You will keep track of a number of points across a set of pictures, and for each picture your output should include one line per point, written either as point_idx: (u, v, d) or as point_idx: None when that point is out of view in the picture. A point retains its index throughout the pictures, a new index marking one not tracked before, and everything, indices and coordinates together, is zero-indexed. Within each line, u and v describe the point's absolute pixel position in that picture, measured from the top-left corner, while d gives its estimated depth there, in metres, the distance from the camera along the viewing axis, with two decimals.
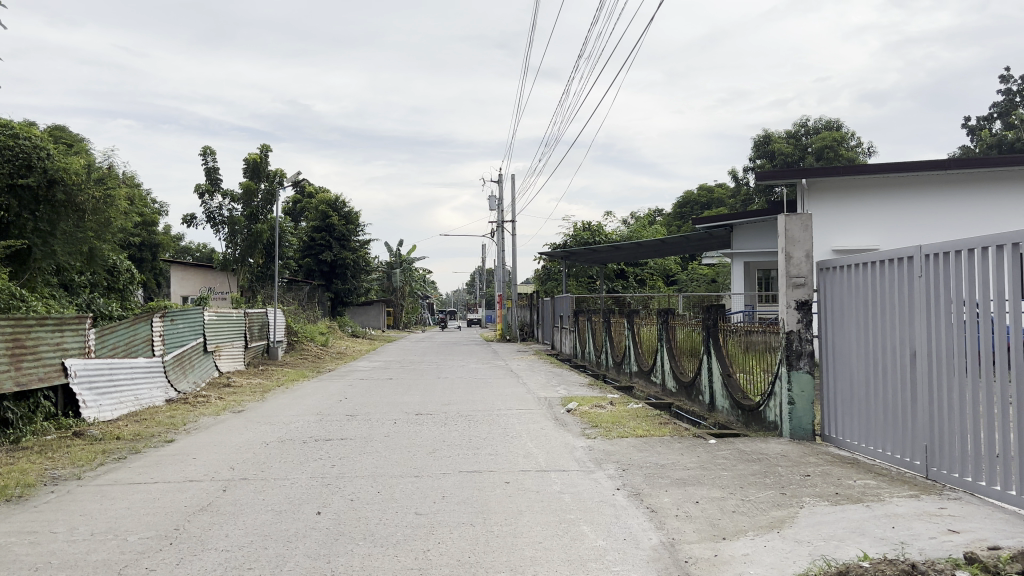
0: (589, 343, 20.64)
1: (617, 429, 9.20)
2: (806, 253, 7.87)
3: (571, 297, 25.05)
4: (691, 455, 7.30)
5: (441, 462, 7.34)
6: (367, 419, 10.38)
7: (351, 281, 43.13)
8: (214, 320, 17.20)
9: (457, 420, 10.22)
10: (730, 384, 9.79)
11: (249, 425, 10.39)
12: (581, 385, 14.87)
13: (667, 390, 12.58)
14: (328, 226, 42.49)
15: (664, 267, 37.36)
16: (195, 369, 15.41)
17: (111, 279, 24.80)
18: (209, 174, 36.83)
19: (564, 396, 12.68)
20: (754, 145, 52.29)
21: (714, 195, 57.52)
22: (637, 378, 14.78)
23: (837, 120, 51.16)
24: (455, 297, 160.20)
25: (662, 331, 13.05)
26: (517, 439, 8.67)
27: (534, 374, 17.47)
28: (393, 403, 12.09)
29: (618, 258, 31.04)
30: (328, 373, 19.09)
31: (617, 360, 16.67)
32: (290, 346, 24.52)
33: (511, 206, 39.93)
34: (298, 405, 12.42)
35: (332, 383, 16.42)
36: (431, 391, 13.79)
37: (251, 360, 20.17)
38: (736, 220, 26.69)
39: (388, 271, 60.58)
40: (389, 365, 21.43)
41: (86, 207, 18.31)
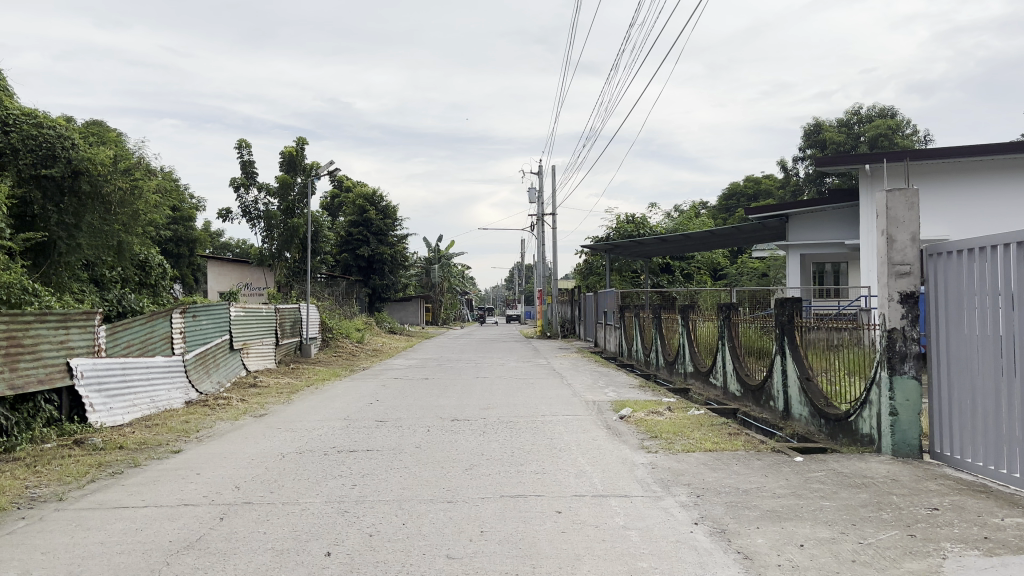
0: (636, 341, 19.45)
1: (681, 442, 8.00)
2: (911, 236, 6.63)
3: (616, 291, 23.85)
4: (776, 478, 6.12)
5: (478, 482, 6.24)
6: (397, 426, 9.31)
7: (388, 276, 42.34)
8: (241, 317, 16.33)
9: (497, 429, 9.11)
10: (809, 390, 8.55)
11: (268, 432, 9.39)
12: (631, 386, 13.70)
13: (729, 394, 11.38)
14: (365, 221, 41.69)
15: (711, 261, 35.96)
16: (219, 368, 14.55)
17: (143, 275, 24.16)
18: (244, 168, 36.24)
19: (614, 400, 11.51)
20: (804, 135, 50.55)
21: (762, 186, 55.79)
22: (693, 379, 13.60)
23: (892, 108, 49.11)
24: (494, 293, 159.44)
25: (722, 328, 11.83)
26: (567, 452, 7.54)
27: (579, 374, 16.33)
28: (427, 407, 11.01)
29: (665, 251, 29.76)
30: (362, 371, 18.16)
31: (669, 360, 15.50)
32: (325, 343, 23.66)
33: (551, 198, 38.77)
34: (325, 408, 11.41)
35: (364, 383, 15.45)
36: (470, 394, 12.70)
37: (282, 358, 19.31)
38: (791, 210, 25.27)
39: (427, 266, 59.78)
40: (425, 363, 20.46)
41: (112, 198, 17.13)
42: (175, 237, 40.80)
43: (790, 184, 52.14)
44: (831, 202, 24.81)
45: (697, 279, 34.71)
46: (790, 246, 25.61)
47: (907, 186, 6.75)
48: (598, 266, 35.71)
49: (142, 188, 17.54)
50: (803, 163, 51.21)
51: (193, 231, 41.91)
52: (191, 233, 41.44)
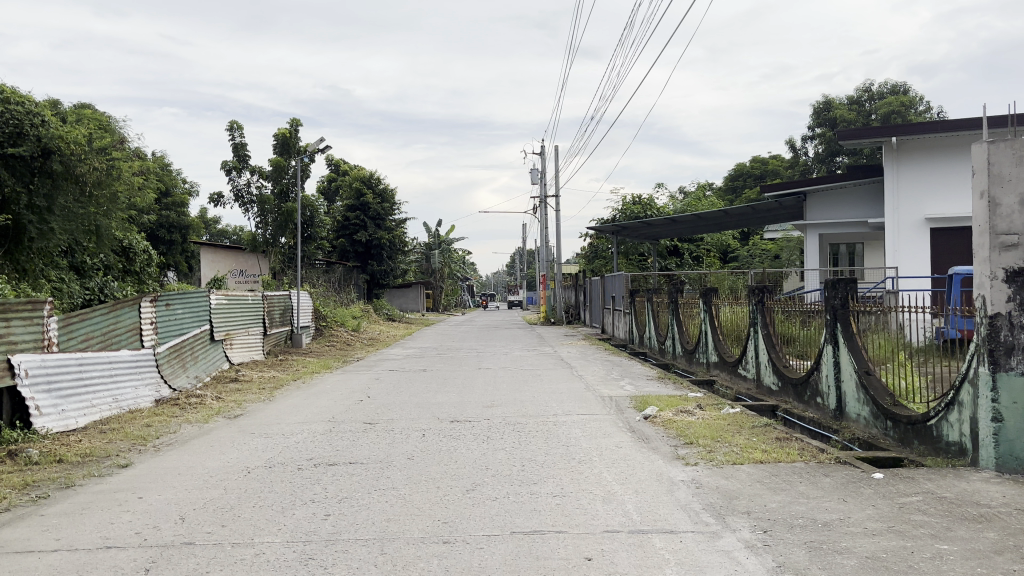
0: (649, 327, 18.16)
1: (722, 451, 6.73)
2: (1020, 199, 5.36)
3: (625, 275, 22.54)
4: (859, 503, 4.84)
5: (483, 513, 4.96)
6: (388, 432, 8.03)
7: (387, 262, 41.06)
8: (223, 305, 15.04)
9: (503, 433, 7.84)
10: (870, 385, 7.26)
11: (238, 439, 8.11)
12: (649, 378, 12.43)
13: (764, 388, 10.10)
14: (362, 205, 40.38)
15: (721, 243, 34.69)
16: (199, 362, 13.28)
17: (126, 261, 22.90)
18: (236, 150, 34.87)
19: (634, 395, 10.24)
20: (813, 113, 49.19)
21: (769, 166, 54.47)
22: (718, 370, 12.33)
23: (904, 84, 47.59)
24: (496, 278, 158.20)
25: (754, 314, 10.58)
26: (589, 466, 6.26)
27: (590, 364, 15.09)
28: (424, 406, 9.73)
29: (675, 233, 28.47)
30: (355, 362, 16.91)
31: (687, 349, 14.22)
32: (318, 332, 22.41)
33: (554, 180, 37.40)
34: (308, 407, 10.12)
35: (356, 376, 14.19)
36: (472, 388, 11.44)
37: (271, 348, 18.06)
38: (809, 187, 23.92)
39: (426, 252, 58.46)
40: (424, 353, 19.18)
41: (87, 180, 15.12)
42: (167, 222, 39.80)
43: (799, 164, 50.69)
44: (850, 178, 23.48)
45: (707, 261, 33.40)
46: (808, 226, 24.29)
47: (1014, 136, 5.47)
48: (603, 250, 34.40)
49: (116, 169, 15.61)
50: (813, 142, 49.76)
51: (185, 217, 40.74)
52: (182, 219, 40.38)
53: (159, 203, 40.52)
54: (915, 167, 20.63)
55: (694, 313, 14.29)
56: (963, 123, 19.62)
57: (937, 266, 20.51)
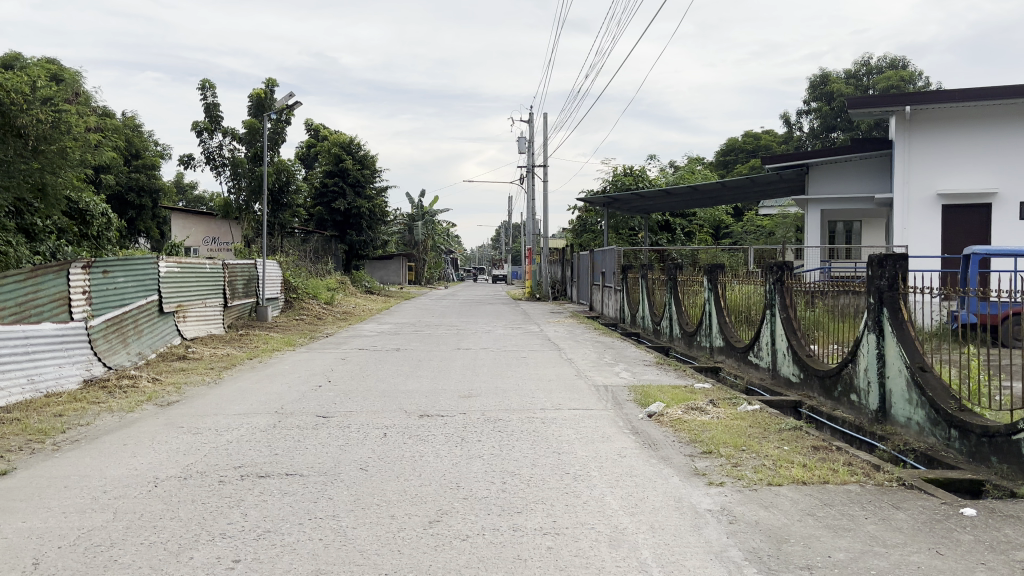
0: (642, 306, 16.88)
1: (751, 464, 5.44)
2: None
3: (616, 249, 21.20)
4: (960, 559, 3.57)
5: (448, 563, 3.63)
6: (342, 430, 6.68)
7: (367, 232, 39.54)
8: (175, 273, 13.56)
9: (481, 433, 6.52)
10: (926, 384, 5.97)
11: (161, 433, 6.71)
12: (647, 363, 11.15)
13: (783, 380, 8.82)
14: (341, 171, 38.73)
15: (714, 219, 33.47)
16: (143, 337, 11.85)
17: (80, 224, 21.23)
18: (208, 110, 33.01)
19: (633, 384, 8.97)
20: (809, 87, 47.94)
21: (762, 141, 53.27)
22: (724, 356, 11.06)
23: (903, 59, 46.28)
24: (480, 252, 156.63)
25: (771, 293, 9.29)
26: (585, 484, 4.95)
27: (580, 345, 13.80)
28: (389, 396, 8.37)
29: (667, 206, 27.13)
30: (324, 338, 15.52)
31: (687, 331, 12.93)
32: (287, 304, 20.96)
33: (542, 149, 35.93)
34: (256, 394, 8.73)
35: (321, 354, 12.82)
36: (446, 373, 10.11)
37: (232, 322, 16.62)
38: (813, 160, 22.58)
39: (409, 223, 56.90)
40: (400, 329, 17.82)
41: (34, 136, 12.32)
42: (136, 185, 38.11)
43: (793, 140, 49.42)
44: (856, 151, 22.22)
45: (699, 237, 32.12)
46: (809, 201, 23.04)
47: None
48: (592, 224, 33.01)
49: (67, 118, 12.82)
50: (808, 117, 48.49)
51: (156, 180, 39.08)
52: (153, 182, 38.65)
53: (129, 165, 38.73)
54: (928, 139, 19.35)
55: (696, 291, 13.00)
56: (981, 92, 18.32)
57: (947, 245, 19.34)
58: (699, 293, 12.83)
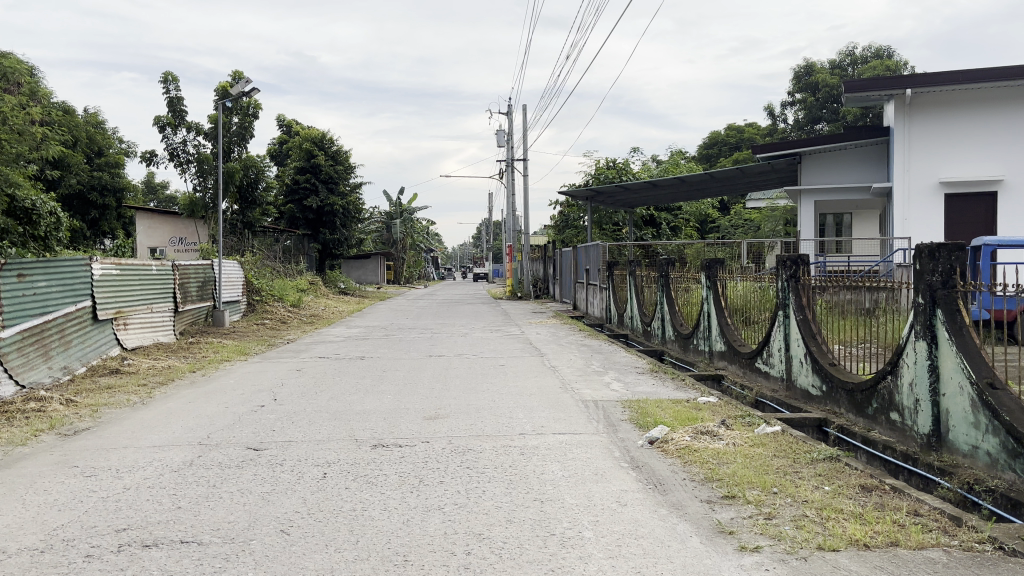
0: (630, 305, 15.69)
1: (788, 516, 4.20)
2: None
3: (600, 245, 19.99)
4: None
5: None
6: (272, 471, 5.37)
7: (340, 230, 38.15)
8: (114, 276, 12.12)
9: (446, 472, 5.26)
10: (1000, 404, 4.72)
11: (44, 476, 5.35)
12: (640, 371, 9.92)
13: (801, 393, 7.60)
14: (313, 167, 37.30)
15: (700, 212, 32.37)
16: (71, 349, 10.43)
17: (25, 226, 19.56)
18: (170, 105, 31.37)
19: (627, 400, 7.73)
20: (793, 78, 47.03)
21: (745, 135, 52.34)
22: (726, 363, 9.85)
23: (889, 48, 45.43)
24: (461, 250, 155.22)
25: (784, 290, 8.05)
26: (579, 556, 3.69)
27: (564, 350, 12.58)
28: (341, 419, 7.07)
29: (653, 199, 25.97)
30: (284, 345, 14.18)
31: (683, 333, 11.68)
32: (249, 307, 19.56)
33: (522, 142, 34.66)
34: (186, 419, 7.39)
35: (277, 364, 11.47)
36: (413, 387, 8.82)
37: (184, 328, 15.24)
38: (806, 149, 21.48)
39: (387, 222, 55.46)
40: (370, 333, 16.52)
41: None
42: (99, 185, 36.51)
43: (777, 132, 48.49)
44: (850, 139, 21.14)
45: (685, 232, 31.03)
46: (802, 192, 21.93)
47: None
48: (574, 220, 31.77)
49: None
50: (792, 108, 47.58)
51: (121, 179, 37.50)
52: (116, 181, 37.06)
53: (91, 163, 37.10)
54: (929, 124, 18.25)
55: (694, 289, 11.76)
56: (985, 73, 17.24)
57: (951, 235, 18.25)
58: (697, 292, 11.59)
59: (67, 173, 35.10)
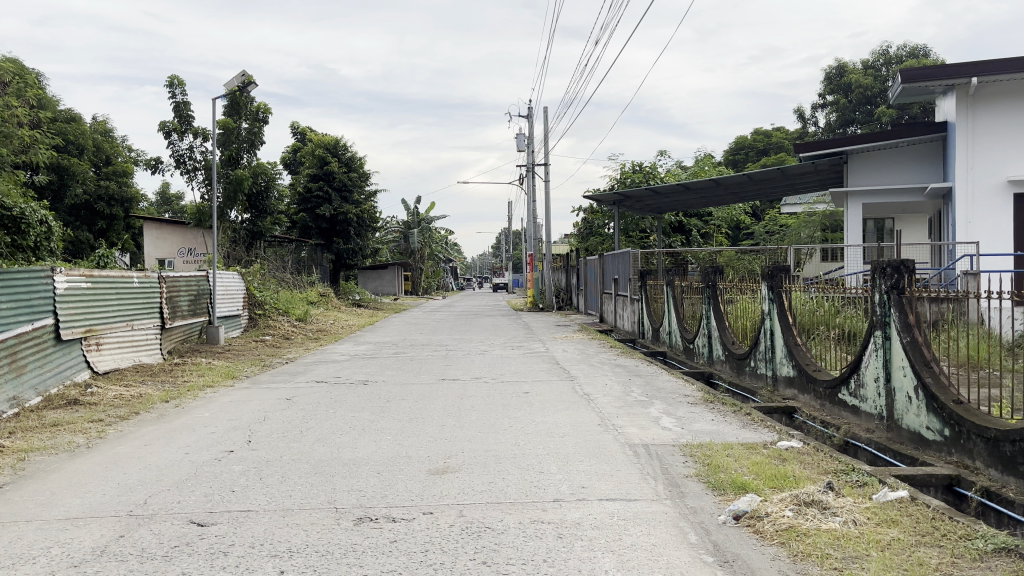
0: (667, 319, 14.08)
1: None
2: None
3: (630, 254, 18.37)
4: None
5: None
6: (208, 568, 3.80)
7: (355, 239, 36.82)
8: (84, 291, 10.63)
9: (457, 571, 3.68)
10: None
11: None
12: (693, 401, 8.32)
13: (909, 437, 5.96)
14: (326, 174, 35.97)
15: (731, 218, 30.70)
16: (25, 374, 8.91)
17: (15, 235, 17.41)
18: (177, 109, 30.02)
19: (686, 446, 6.12)
20: (824, 79, 45.34)
21: (773, 139, 50.65)
22: (795, 391, 8.23)
23: (925, 47, 43.59)
24: (481, 260, 153.81)
25: (882, 304, 6.38)
26: None
27: (597, 372, 11.00)
28: (323, 474, 5.50)
29: (683, 204, 24.34)
30: (283, 366, 12.70)
31: (736, 354, 10.03)
32: (251, 323, 18.16)
33: (544, 147, 33.16)
34: (128, 470, 5.82)
35: (267, 392, 9.95)
36: (419, 424, 7.26)
37: (172, 347, 13.80)
38: (852, 148, 19.76)
39: (404, 231, 54.07)
40: (380, 351, 15.01)
41: None
42: (106, 194, 35.43)
43: (808, 136, 46.79)
44: (903, 136, 19.36)
45: (716, 239, 29.38)
46: (849, 194, 20.20)
47: None
48: (599, 227, 29.93)
49: None
50: (823, 111, 45.86)
51: (130, 188, 36.45)
52: (124, 190, 35.98)
53: (98, 173, 36.03)
54: (995, 117, 16.49)
55: (752, 302, 10.11)
56: None
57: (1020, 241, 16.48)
58: (757, 307, 9.92)
59: (71, 183, 34.02)
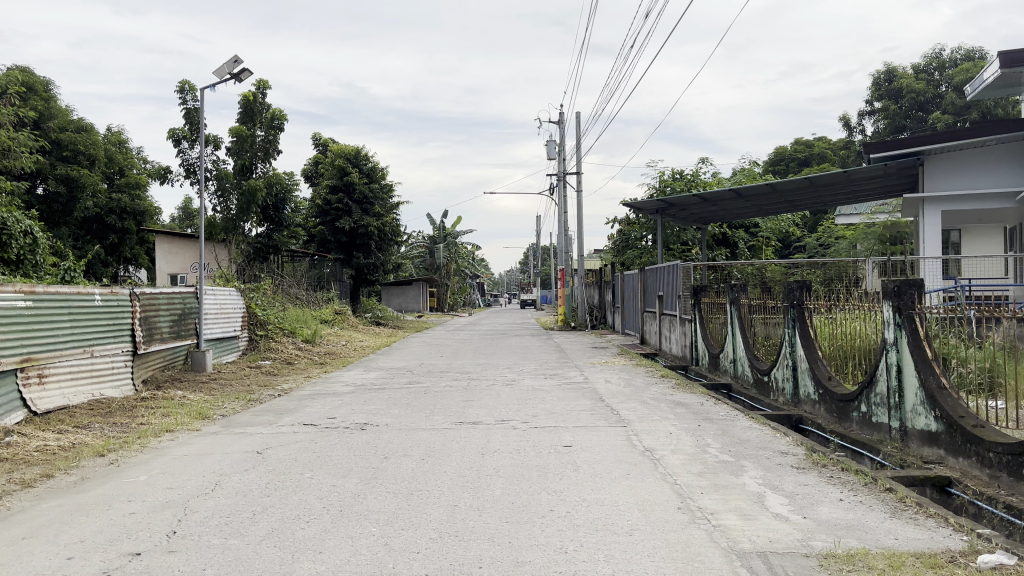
0: (729, 344, 11.86)
1: None
2: None
3: (678, 268, 16.16)
4: None
5: None
6: None
7: (375, 254, 34.91)
8: (21, 310, 8.59)
9: None
10: None
11: None
12: (798, 466, 6.10)
13: None
14: (347, 185, 34.10)
15: (782, 230, 28.33)
16: None
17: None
18: (188, 116, 28.32)
19: (829, 561, 3.93)
20: (873, 84, 42.86)
21: (816, 148, 48.18)
22: (939, 452, 6.01)
23: (982, 48, 40.95)
24: (509, 277, 151.66)
25: None
26: None
27: (655, 413, 8.75)
28: None
29: (732, 213, 22.07)
30: (273, 401, 10.57)
31: (838, 395, 7.83)
32: (250, 346, 16.12)
33: (576, 154, 31.05)
34: None
35: (238, 441, 7.81)
36: (422, 506, 5.10)
37: (148, 376, 11.75)
38: (931, 147, 17.42)
39: (430, 246, 51.95)
40: (393, 379, 12.85)
41: None
42: (118, 207, 33.90)
43: (855, 145, 44.28)
44: (991, 133, 17.04)
45: (765, 253, 27.03)
46: (925, 199, 17.86)
47: None
48: (636, 239, 27.57)
49: None
50: (871, 118, 43.35)
51: (143, 201, 34.86)
52: (137, 203, 34.41)
53: (111, 185, 34.48)
54: None
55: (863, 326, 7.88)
56: None
57: None
58: (875, 331, 7.68)
59: (82, 196, 32.30)
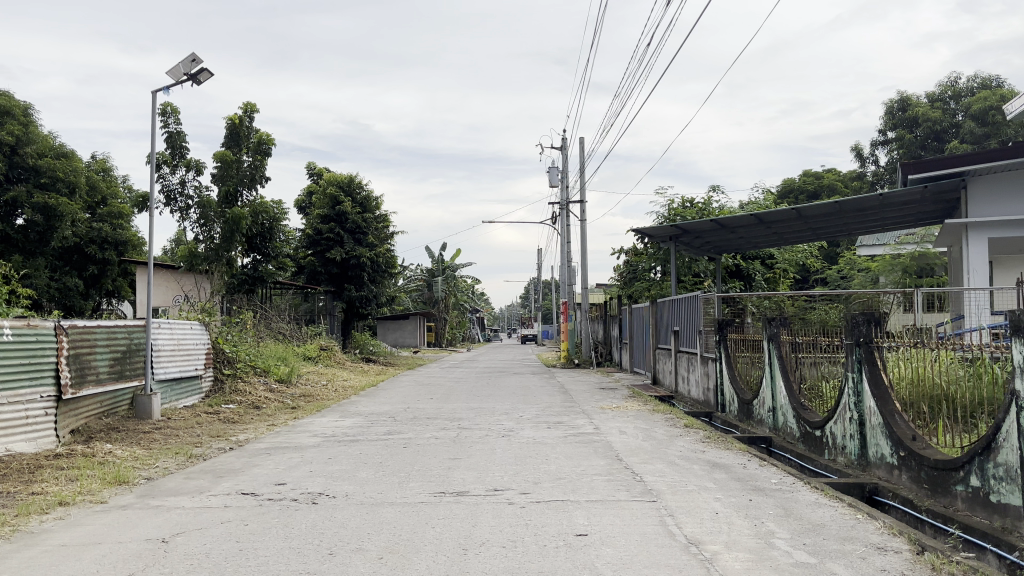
0: (765, 388, 10.02)
1: None
2: None
3: (697, 300, 14.37)
4: None
5: None
6: None
7: (368, 286, 33.11)
8: None
9: None
10: None
11: None
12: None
13: None
14: (338, 215, 32.44)
15: (801, 261, 26.62)
16: None
17: None
18: (170, 140, 26.74)
19: None
20: (886, 112, 41.48)
21: (826, 179, 46.71)
22: None
23: (999, 77, 39.60)
24: (510, 313, 149.78)
25: None
26: None
27: (688, 480, 6.88)
28: None
29: (750, 241, 20.36)
30: (217, 458, 8.68)
31: (931, 461, 5.99)
32: (215, 387, 14.23)
33: (579, 181, 29.47)
34: None
35: (146, 519, 5.95)
36: None
37: (77, 426, 9.87)
38: (975, 167, 15.68)
39: (428, 279, 50.16)
40: (370, 428, 10.97)
41: None
42: (99, 237, 32.18)
43: (868, 175, 42.78)
44: None
45: (782, 285, 25.26)
46: (969, 225, 16.17)
47: None
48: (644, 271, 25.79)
49: None
50: (884, 148, 41.92)
51: (126, 231, 33.20)
52: (119, 233, 32.74)
53: (92, 214, 32.86)
54: None
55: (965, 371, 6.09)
56: None
57: None
58: None
59: (60, 225, 30.44)
